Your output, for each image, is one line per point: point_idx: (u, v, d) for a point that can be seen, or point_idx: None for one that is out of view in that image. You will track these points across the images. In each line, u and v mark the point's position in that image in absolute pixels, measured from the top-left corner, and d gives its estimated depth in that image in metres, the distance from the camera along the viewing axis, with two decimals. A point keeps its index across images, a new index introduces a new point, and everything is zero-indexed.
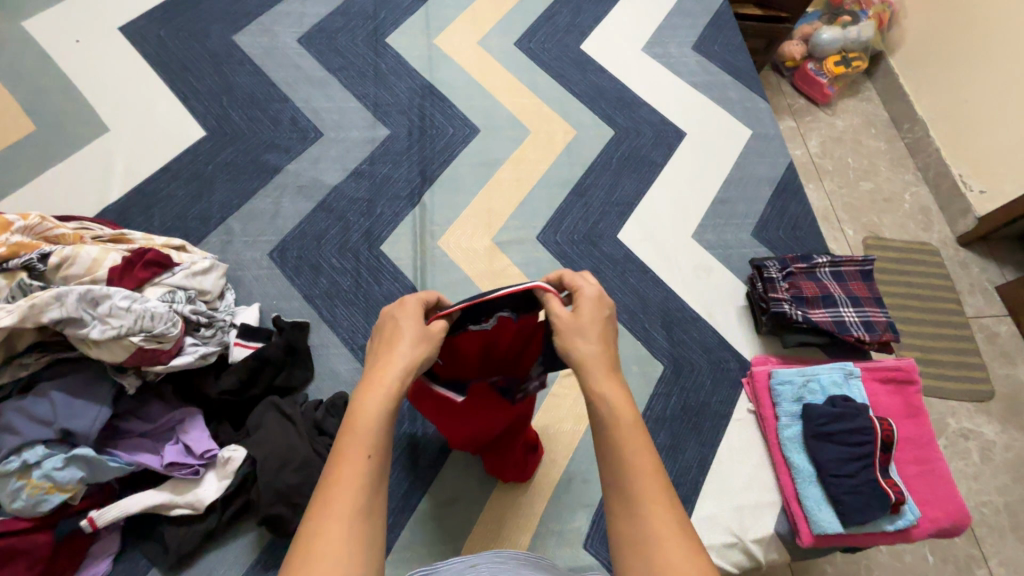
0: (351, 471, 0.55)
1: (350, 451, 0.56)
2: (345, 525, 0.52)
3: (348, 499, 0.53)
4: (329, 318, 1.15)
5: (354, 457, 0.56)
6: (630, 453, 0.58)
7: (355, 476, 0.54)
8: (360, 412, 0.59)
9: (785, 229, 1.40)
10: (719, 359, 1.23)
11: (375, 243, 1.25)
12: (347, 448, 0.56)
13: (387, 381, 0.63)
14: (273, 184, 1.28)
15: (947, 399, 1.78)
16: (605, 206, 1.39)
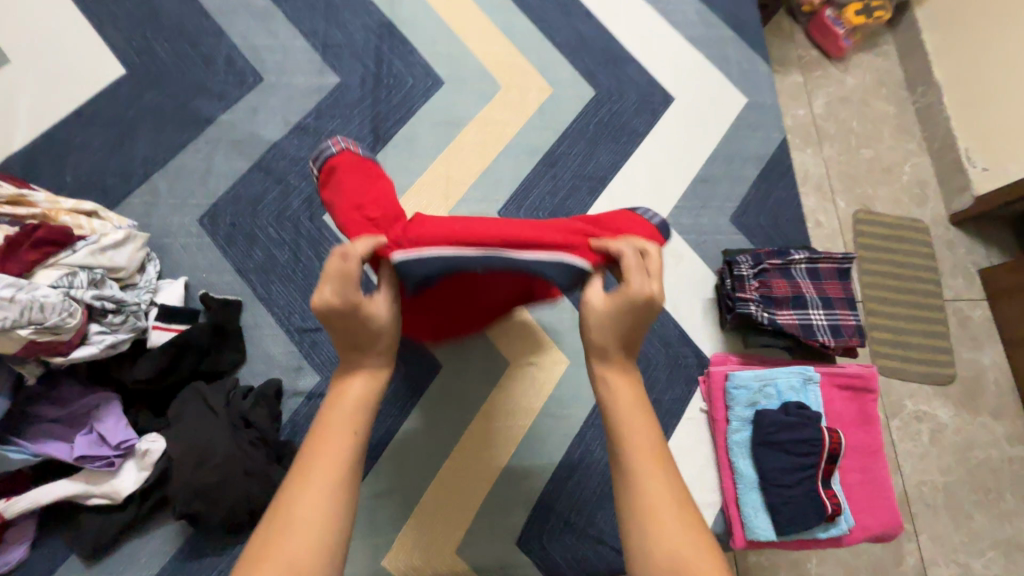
0: (335, 447, 0.62)
1: (334, 441, 0.62)
2: (322, 504, 0.58)
3: (324, 484, 0.59)
4: (264, 295, 1.06)
5: (335, 448, 0.62)
6: (643, 463, 0.66)
7: (337, 453, 0.62)
8: (337, 412, 0.65)
9: (765, 216, 1.31)
10: (679, 354, 1.18)
11: (317, 211, 1.13)
12: (330, 446, 0.62)
13: (363, 384, 0.68)
14: (204, 137, 1.14)
15: (891, 321, 1.54)
16: (577, 180, 1.27)
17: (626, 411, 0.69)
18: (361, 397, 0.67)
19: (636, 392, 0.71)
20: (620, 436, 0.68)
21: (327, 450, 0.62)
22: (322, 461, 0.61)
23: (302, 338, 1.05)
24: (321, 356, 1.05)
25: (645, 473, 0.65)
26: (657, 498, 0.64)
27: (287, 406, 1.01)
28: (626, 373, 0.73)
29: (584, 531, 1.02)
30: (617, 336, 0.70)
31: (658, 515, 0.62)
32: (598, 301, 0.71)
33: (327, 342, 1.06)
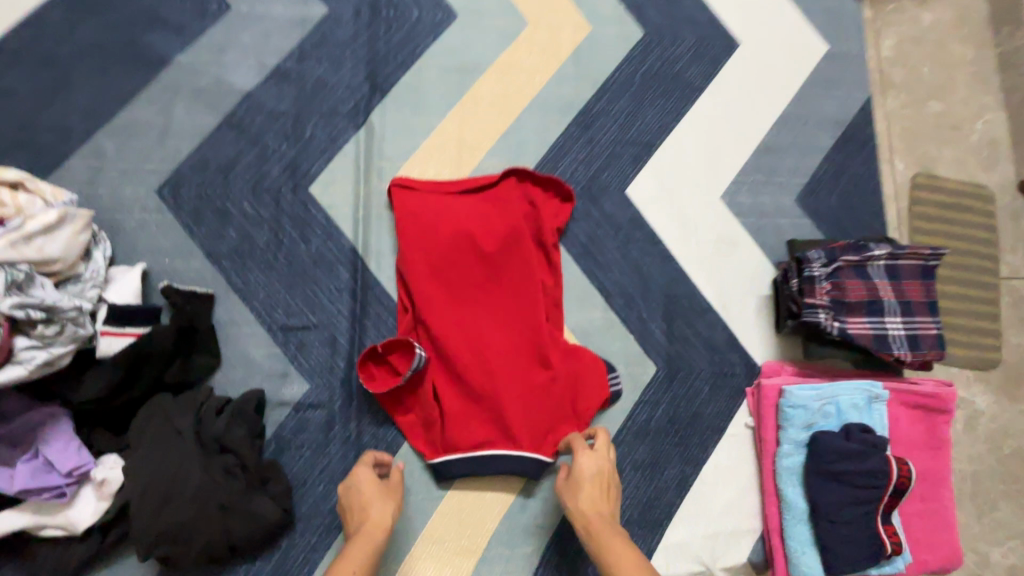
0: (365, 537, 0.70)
1: (344, 559, 0.67)
2: None
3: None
4: (240, 286, 0.89)
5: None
6: (626, 561, 0.68)
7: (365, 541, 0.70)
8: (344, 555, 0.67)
9: (839, 195, 1.10)
10: (726, 362, 1.01)
11: (302, 182, 0.93)
12: (339, 572, 0.66)
13: (367, 507, 0.75)
14: (159, 83, 0.92)
15: (985, 271, 1.12)
16: (616, 146, 1.05)
17: (595, 515, 0.75)
18: (368, 525, 0.72)
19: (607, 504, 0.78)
20: (599, 539, 0.72)
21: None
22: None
23: (286, 339, 0.89)
24: (309, 360, 0.89)
25: (630, 565, 0.68)
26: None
27: (271, 419, 0.86)
28: (603, 500, 0.78)
29: None
30: (587, 491, 0.78)
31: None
32: (585, 453, 0.81)
33: (318, 344, 0.90)
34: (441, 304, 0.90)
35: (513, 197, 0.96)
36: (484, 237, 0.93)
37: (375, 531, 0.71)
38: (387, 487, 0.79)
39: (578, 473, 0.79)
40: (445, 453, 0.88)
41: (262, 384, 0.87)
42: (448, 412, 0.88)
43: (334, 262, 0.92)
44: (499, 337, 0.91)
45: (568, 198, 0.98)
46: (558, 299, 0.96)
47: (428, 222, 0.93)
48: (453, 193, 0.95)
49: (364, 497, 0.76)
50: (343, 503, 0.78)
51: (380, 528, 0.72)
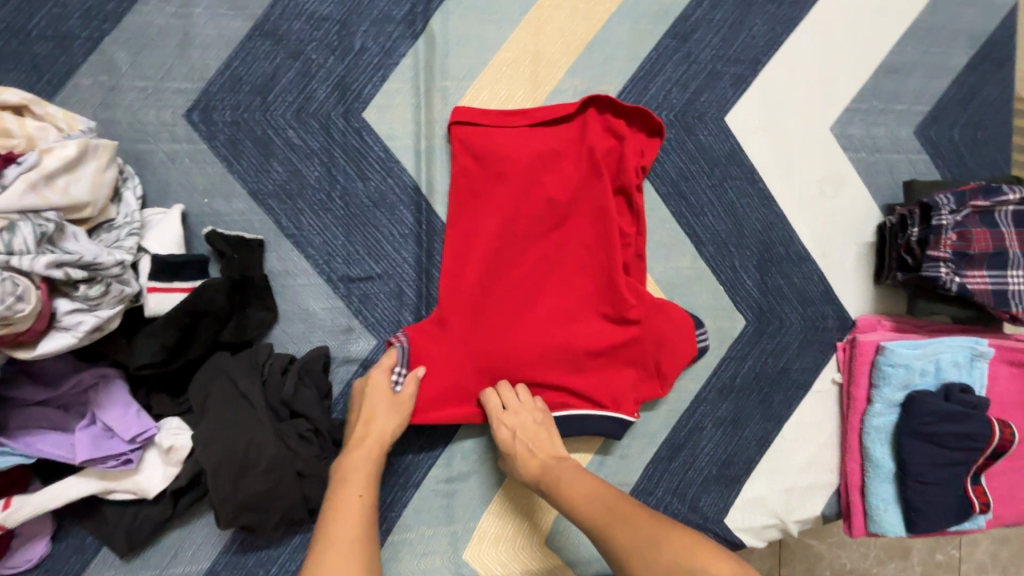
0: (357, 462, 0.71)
1: (351, 476, 0.69)
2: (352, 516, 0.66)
3: (349, 543, 0.64)
4: (293, 231, 0.78)
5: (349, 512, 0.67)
6: (581, 496, 0.70)
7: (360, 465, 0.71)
8: (348, 485, 0.69)
9: (962, 127, 0.96)
10: (818, 315, 0.94)
11: (354, 106, 0.79)
12: (347, 494, 0.68)
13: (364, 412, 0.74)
14: None
15: None
16: (717, 64, 0.88)
17: (552, 463, 0.76)
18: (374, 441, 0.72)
19: (549, 448, 0.78)
20: (560, 480, 0.73)
21: (347, 500, 0.68)
22: (344, 510, 0.67)
23: (347, 290, 0.80)
24: (374, 314, 0.80)
25: (586, 500, 0.69)
26: (617, 518, 0.66)
27: (338, 377, 0.79)
28: (546, 442, 0.78)
29: (686, 516, 0.90)
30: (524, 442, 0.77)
31: (614, 531, 0.65)
32: (500, 409, 0.79)
33: (382, 296, 0.80)
34: (506, 261, 0.81)
35: (592, 130, 0.82)
36: (557, 181, 0.81)
37: (380, 442, 0.73)
38: (396, 405, 0.75)
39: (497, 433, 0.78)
40: None
41: (325, 340, 0.79)
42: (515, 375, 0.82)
43: (396, 203, 0.80)
44: (569, 295, 0.83)
45: (658, 131, 0.83)
46: (640, 250, 0.85)
47: (489, 164, 0.80)
48: (533, 124, 0.81)
49: (372, 414, 0.74)
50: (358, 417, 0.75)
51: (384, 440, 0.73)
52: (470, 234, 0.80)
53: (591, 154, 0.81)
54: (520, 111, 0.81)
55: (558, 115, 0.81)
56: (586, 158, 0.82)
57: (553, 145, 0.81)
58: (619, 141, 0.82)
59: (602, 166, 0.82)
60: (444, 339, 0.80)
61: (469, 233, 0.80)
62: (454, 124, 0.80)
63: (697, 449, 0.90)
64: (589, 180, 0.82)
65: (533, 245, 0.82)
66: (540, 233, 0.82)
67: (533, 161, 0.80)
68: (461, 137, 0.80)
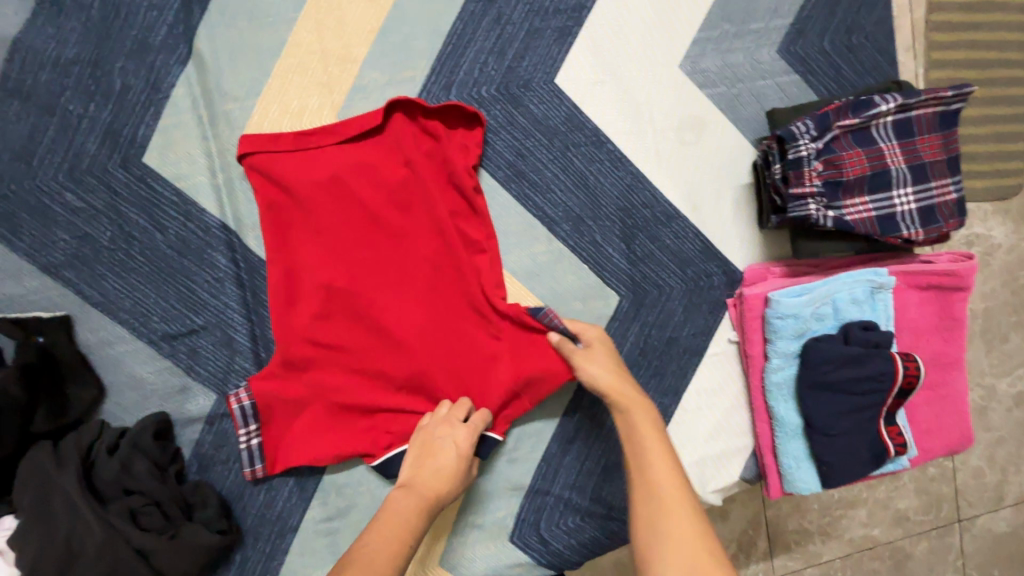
0: (429, 476, 0.69)
1: (408, 497, 0.67)
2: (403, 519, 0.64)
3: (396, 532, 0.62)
4: (99, 298, 0.73)
5: (403, 513, 0.65)
6: (654, 442, 0.67)
7: (427, 480, 0.69)
8: (421, 486, 0.68)
9: (835, 33, 0.84)
10: (700, 275, 0.86)
11: (132, 151, 0.72)
12: (398, 512, 0.65)
13: (450, 453, 0.71)
14: None
15: (989, 98, 0.99)
16: (534, 20, 0.78)
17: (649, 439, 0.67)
18: (442, 471, 0.70)
19: (657, 427, 0.69)
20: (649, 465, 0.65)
21: (403, 509, 0.65)
22: (391, 521, 0.64)
23: (174, 349, 0.75)
24: (206, 368, 0.76)
25: (668, 501, 0.62)
26: (672, 501, 0.62)
27: (184, 439, 0.76)
28: (627, 389, 0.72)
29: (589, 509, 0.85)
30: (593, 374, 0.72)
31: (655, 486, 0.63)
32: (578, 350, 0.75)
33: (211, 348, 0.76)
34: (341, 294, 0.74)
35: (404, 135, 0.74)
36: (377, 196, 0.74)
37: (448, 475, 0.70)
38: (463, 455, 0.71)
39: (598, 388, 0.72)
40: (387, 450, 0.77)
41: (162, 404, 0.75)
42: (373, 409, 0.77)
43: (203, 246, 0.74)
44: (419, 318, 0.76)
45: (475, 119, 0.75)
46: (493, 253, 0.78)
47: (298, 193, 0.72)
48: (337, 137, 0.73)
49: (445, 462, 0.71)
50: (416, 452, 0.72)
51: (458, 473, 0.71)
52: (294, 271, 0.74)
53: (406, 160, 0.74)
54: (322, 129, 0.73)
55: (363, 126, 0.73)
56: (403, 167, 0.75)
57: (364, 157, 0.74)
58: (437, 139, 0.75)
59: (423, 173, 0.75)
60: (290, 386, 0.75)
61: (293, 270, 0.74)
62: (251, 157, 0.72)
63: (591, 438, 0.85)
64: (414, 188, 0.75)
65: (367, 269, 0.75)
66: (371, 255, 0.75)
67: (344, 180, 0.73)
68: (257, 167, 0.72)
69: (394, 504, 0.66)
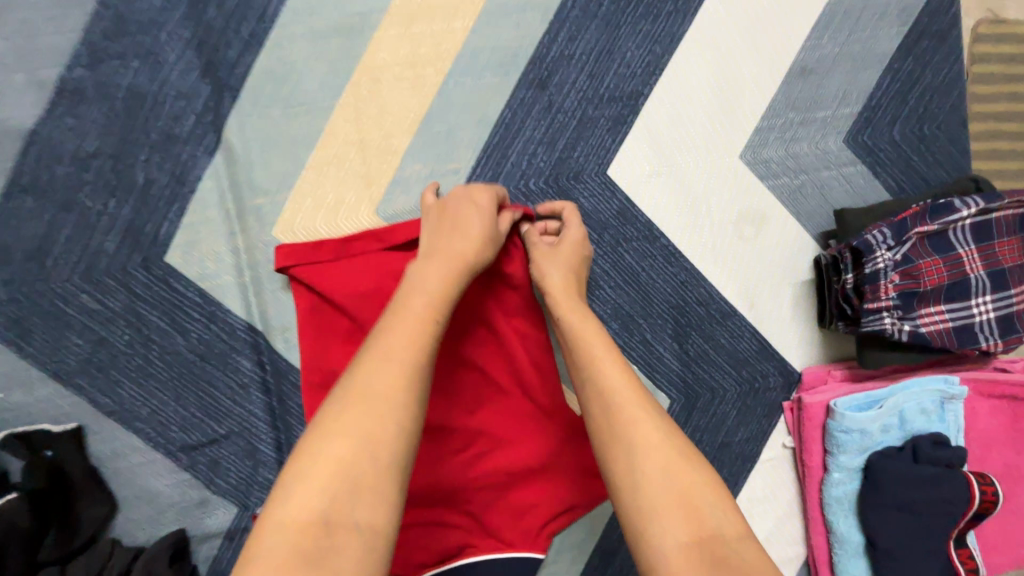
0: (405, 328, 0.51)
1: (411, 322, 0.51)
2: (366, 426, 0.45)
3: (336, 458, 0.44)
4: (114, 406, 0.67)
5: (359, 419, 0.45)
6: (614, 369, 0.57)
7: (403, 335, 0.50)
8: (375, 358, 0.48)
9: (904, 122, 0.79)
10: (756, 376, 0.80)
11: (153, 249, 0.66)
12: (349, 407, 0.46)
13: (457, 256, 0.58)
14: None
15: None
16: (587, 108, 0.73)
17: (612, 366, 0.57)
18: (457, 254, 0.58)
19: (613, 347, 0.59)
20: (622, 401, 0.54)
21: (405, 341, 0.50)
22: (399, 354, 0.49)
23: (192, 460, 0.69)
24: (228, 480, 0.70)
25: (654, 435, 0.52)
26: (653, 441, 0.52)
27: (201, 555, 0.69)
28: (578, 301, 0.64)
29: None
30: (557, 262, 0.67)
31: (631, 431, 0.53)
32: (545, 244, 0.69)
33: (233, 459, 0.70)
34: None
35: None
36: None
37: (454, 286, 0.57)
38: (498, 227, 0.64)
39: (549, 290, 0.65)
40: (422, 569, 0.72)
41: (179, 520, 0.69)
42: (410, 521, 0.72)
43: (227, 349, 0.69)
44: (464, 427, 0.73)
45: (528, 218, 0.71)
46: (544, 364, 0.75)
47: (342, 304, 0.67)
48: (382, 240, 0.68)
49: (418, 298, 0.54)
50: (433, 222, 0.63)
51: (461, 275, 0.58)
52: (330, 381, 0.68)
53: None
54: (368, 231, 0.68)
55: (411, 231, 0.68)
56: None
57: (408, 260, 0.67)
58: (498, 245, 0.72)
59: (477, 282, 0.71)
60: None
61: (329, 380, 0.68)
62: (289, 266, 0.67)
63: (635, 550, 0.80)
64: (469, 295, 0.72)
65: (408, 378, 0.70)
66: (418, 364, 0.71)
67: (390, 289, 0.67)
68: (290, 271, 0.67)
69: (351, 387, 0.47)
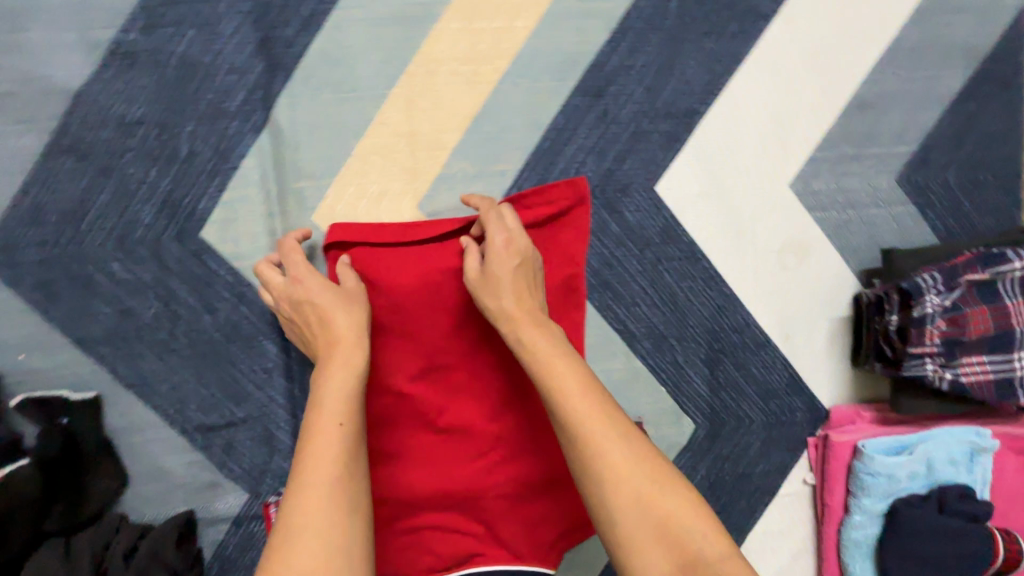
0: (327, 442, 0.50)
1: (323, 440, 0.49)
2: (315, 552, 0.44)
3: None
4: (134, 379, 0.66)
5: (307, 548, 0.44)
6: (573, 389, 0.51)
7: (331, 449, 0.49)
8: (303, 484, 0.47)
9: (959, 166, 0.77)
10: (783, 409, 0.79)
11: (189, 223, 0.65)
12: (294, 543, 0.44)
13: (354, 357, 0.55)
14: None
15: None
16: (642, 121, 0.72)
17: (583, 402, 0.51)
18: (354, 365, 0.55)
19: (575, 362, 0.54)
20: (589, 432, 0.49)
21: (323, 453, 0.49)
22: (317, 478, 0.48)
23: (208, 442, 0.67)
24: (242, 465, 0.68)
25: (622, 465, 0.48)
26: (619, 469, 0.48)
27: (207, 538, 0.68)
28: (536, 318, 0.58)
29: None
30: (502, 284, 0.60)
31: (594, 452, 0.48)
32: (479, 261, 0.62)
33: (249, 444, 0.68)
34: (409, 401, 0.69)
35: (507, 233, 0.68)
36: (398, 333, 0.67)
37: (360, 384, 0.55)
38: (353, 297, 0.60)
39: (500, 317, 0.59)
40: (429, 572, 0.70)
41: (188, 501, 0.67)
42: (425, 523, 0.70)
43: (253, 332, 0.67)
44: (485, 432, 0.70)
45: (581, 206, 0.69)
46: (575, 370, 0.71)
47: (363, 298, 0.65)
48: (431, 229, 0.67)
49: (335, 410, 0.52)
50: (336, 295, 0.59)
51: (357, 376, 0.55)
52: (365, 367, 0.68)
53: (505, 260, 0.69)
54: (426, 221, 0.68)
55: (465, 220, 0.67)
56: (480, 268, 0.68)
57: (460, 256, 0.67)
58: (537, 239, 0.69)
59: None
60: None
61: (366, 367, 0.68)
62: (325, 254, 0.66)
63: None
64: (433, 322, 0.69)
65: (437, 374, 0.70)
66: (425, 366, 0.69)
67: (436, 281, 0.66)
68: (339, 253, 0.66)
69: (293, 519, 0.46)
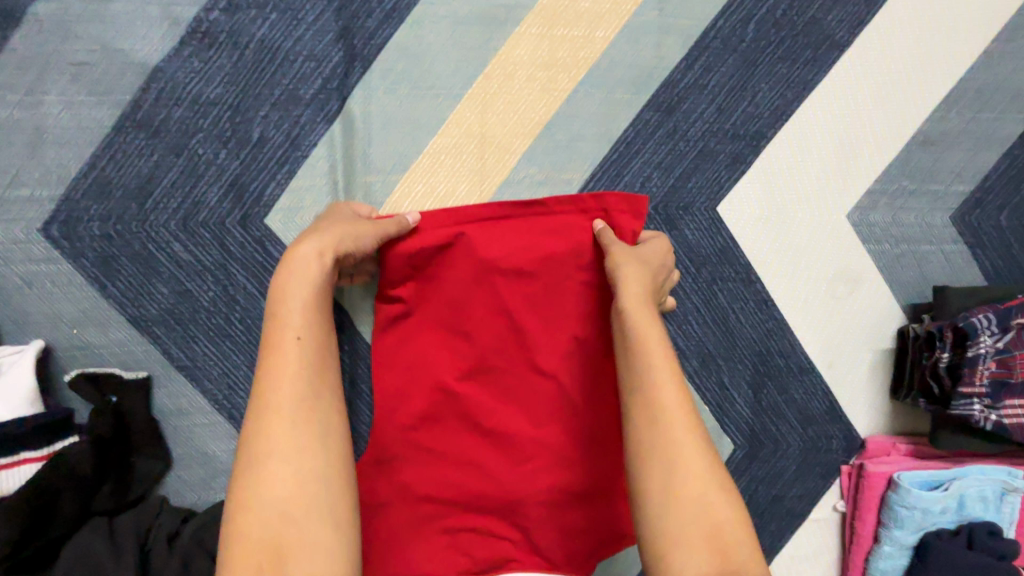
0: (289, 357, 0.47)
1: (280, 356, 0.47)
2: (290, 483, 0.44)
3: (268, 514, 0.43)
4: (186, 361, 0.65)
5: (279, 481, 0.44)
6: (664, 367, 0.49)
7: (291, 361, 0.47)
8: (269, 399, 0.46)
9: (1014, 210, 0.78)
10: (821, 436, 0.79)
11: (255, 208, 0.64)
12: (268, 470, 0.44)
13: (312, 267, 0.51)
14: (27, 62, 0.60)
15: None
16: (710, 140, 0.72)
17: (671, 393, 0.48)
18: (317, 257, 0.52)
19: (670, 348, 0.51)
20: (670, 424, 0.47)
21: (284, 376, 0.46)
22: (283, 399, 0.46)
23: None
24: None
25: (699, 467, 0.46)
26: (691, 462, 0.46)
27: None
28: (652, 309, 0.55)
29: None
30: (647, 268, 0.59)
31: (674, 436, 0.46)
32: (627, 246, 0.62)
33: None
34: (456, 399, 0.65)
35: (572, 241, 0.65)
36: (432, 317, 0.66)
37: (322, 300, 0.52)
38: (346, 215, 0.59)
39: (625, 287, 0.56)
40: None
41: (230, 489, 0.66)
42: (458, 524, 0.64)
43: None
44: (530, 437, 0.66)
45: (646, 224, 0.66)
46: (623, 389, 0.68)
47: (399, 269, 0.64)
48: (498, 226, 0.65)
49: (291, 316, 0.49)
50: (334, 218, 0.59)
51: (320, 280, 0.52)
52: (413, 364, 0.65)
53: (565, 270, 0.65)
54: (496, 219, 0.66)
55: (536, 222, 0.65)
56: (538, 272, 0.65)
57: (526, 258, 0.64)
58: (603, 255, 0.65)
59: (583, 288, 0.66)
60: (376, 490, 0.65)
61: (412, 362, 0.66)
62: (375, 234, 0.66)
63: None
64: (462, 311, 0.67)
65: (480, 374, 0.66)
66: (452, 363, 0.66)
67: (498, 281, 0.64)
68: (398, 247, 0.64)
69: (260, 445, 0.45)
